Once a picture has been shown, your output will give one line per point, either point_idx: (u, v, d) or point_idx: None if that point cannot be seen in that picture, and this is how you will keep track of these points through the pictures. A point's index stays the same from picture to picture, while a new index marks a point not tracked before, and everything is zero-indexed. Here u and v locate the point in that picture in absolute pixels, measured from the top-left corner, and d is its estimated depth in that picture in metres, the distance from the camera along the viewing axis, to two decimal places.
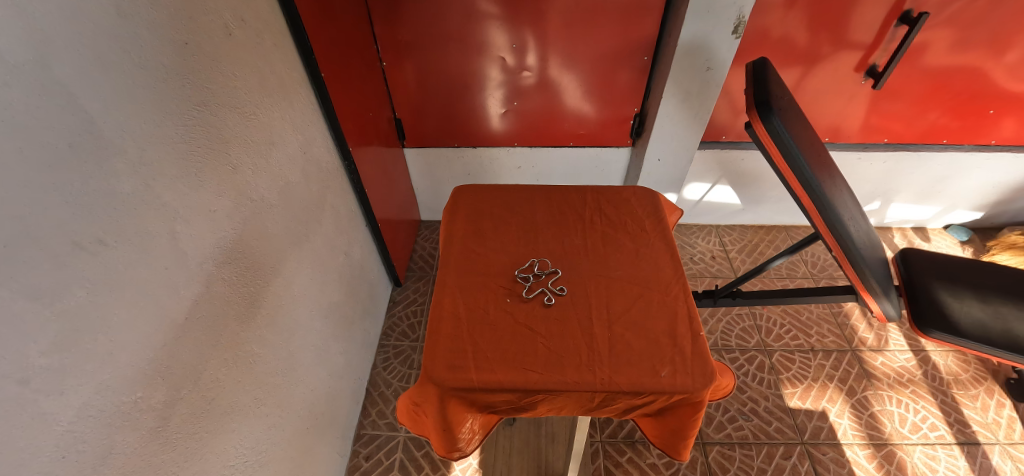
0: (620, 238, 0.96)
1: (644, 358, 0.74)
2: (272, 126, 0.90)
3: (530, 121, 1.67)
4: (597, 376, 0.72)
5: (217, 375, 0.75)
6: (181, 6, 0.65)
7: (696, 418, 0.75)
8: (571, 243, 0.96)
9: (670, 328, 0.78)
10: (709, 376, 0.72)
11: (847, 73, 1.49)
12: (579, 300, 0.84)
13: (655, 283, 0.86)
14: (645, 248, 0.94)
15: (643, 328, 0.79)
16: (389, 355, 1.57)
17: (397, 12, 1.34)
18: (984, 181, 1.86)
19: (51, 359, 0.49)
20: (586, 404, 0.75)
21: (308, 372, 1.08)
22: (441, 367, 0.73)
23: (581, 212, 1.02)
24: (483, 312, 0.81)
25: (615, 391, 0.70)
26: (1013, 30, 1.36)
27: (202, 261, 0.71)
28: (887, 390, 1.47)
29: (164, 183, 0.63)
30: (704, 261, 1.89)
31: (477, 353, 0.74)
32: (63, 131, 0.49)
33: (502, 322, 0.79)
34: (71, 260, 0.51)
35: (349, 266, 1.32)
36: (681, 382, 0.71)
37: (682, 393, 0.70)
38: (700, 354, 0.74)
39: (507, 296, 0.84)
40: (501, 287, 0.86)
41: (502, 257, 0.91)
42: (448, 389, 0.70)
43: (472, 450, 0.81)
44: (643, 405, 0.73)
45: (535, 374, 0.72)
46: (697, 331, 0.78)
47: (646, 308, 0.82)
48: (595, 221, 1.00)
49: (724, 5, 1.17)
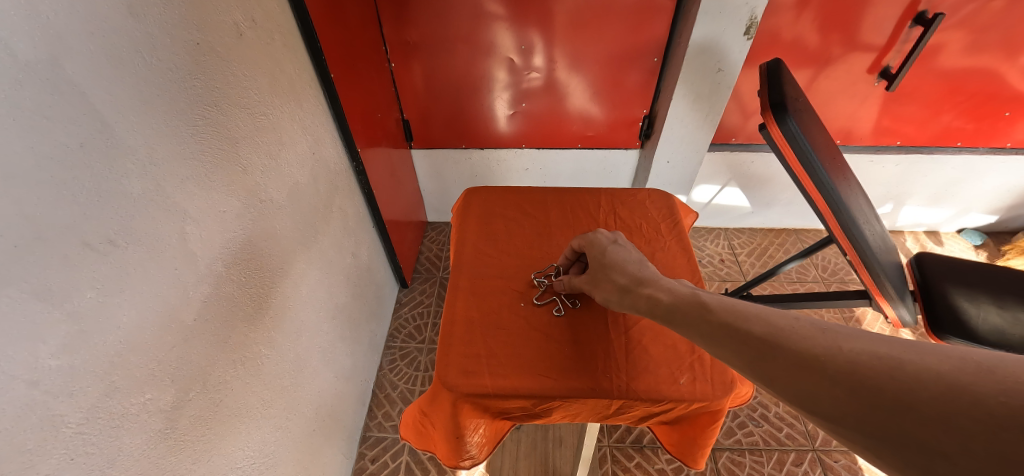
0: (635, 241, 0.95)
1: (661, 365, 0.73)
2: (282, 127, 0.90)
3: (538, 123, 1.66)
4: (613, 383, 0.71)
5: (225, 377, 0.74)
6: (192, 6, 0.65)
7: (714, 426, 0.74)
8: None
9: None
10: (729, 384, 0.70)
11: (860, 75, 1.47)
12: (594, 306, 0.82)
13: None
14: (660, 252, 0.93)
15: (660, 334, 0.77)
16: (396, 357, 1.57)
17: (406, 13, 1.33)
18: (998, 184, 1.83)
19: (61, 360, 0.49)
20: (601, 411, 0.74)
21: (316, 374, 1.07)
22: (454, 372, 0.72)
23: (595, 215, 1.01)
24: (497, 316, 0.80)
25: (633, 398, 0.69)
26: None
27: (212, 262, 0.71)
28: None
29: (174, 183, 0.63)
30: (713, 264, 1.87)
31: (491, 358, 0.74)
32: (75, 131, 0.49)
33: (517, 327, 0.79)
34: (82, 260, 0.50)
35: (356, 267, 1.32)
36: (700, 390, 0.69)
37: (701, 402, 0.69)
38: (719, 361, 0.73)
39: (521, 301, 0.83)
40: (516, 290, 0.85)
41: (516, 261, 0.91)
42: (461, 394, 0.69)
43: (486, 456, 0.81)
44: (662, 413, 0.71)
45: (550, 381, 0.71)
46: None
47: None
48: (610, 224, 0.99)
49: (735, 5, 1.16)
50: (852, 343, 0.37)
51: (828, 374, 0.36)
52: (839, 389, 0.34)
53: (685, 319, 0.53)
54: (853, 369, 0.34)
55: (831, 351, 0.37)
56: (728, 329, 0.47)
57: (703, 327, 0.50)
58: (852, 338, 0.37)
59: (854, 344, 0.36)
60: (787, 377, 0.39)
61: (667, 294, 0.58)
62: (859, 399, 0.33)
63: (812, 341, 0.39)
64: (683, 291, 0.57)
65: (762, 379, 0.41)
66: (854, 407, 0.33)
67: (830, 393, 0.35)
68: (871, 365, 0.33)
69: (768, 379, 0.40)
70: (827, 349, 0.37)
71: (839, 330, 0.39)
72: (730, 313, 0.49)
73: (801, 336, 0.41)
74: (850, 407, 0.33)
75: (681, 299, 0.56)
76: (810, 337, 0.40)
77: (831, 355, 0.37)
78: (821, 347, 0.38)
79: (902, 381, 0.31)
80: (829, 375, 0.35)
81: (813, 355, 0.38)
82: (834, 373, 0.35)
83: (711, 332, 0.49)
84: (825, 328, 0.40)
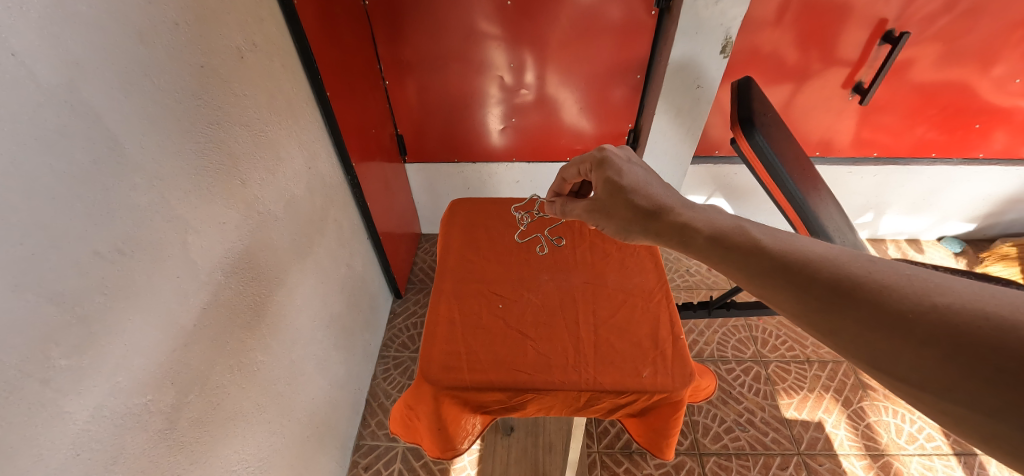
0: (607, 246, 1.00)
1: (627, 360, 0.77)
2: (279, 143, 0.94)
3: (528, 137, 1.71)
4: (582, 377, 0.75)
5: (222, 381, 0.77)
6: (197, 32, 0.70)
7: (677, 417, 0.78)
8: (561, 251, 0.99)
9: (653, 332, 0.81)
10: (689, 376, 0.74)
11: (834, 89, 1.54)
12: (567, 306, 0.87)
13: (637, 290, 0.90)
14: (630, 256, 0.97)
15: (627, 332, 0.81)
16: (389, 366, 1.59)
17: (400, 33, 1.40)
18: (973, 193, 1.90)
19: (71, 360, 0.52)
20: (573, 404, 0.77)
21: (309, 381, 1.09)
22: (435, 367, 0.75)
23: (571, 222, 1.06)
24: (476, 316, 0.84)
25: (600, 390, 0.73)
26: (1003, 44, 1.39)
27: (212, 270, 0.74)
28: (883, 401, 1.48)
29: (178, 196, 0.67)
30: (701, 273, 1.91)
31: (470, 355, 0.77)
32: (90, 148, 0.54)
33: (495, 325, 0.82)
34: (91, 268, 0.54)
35: (351, 277, 1.36)
36: (662, 382, 0.73)
37: (663, 393, 0.73)
38: (681, 356, 0.77)
39: (500, 302, 0.87)
40: (494, 292, 0.89)
41: (495, 265, 0.95)
42: (441, 387, 0.73)
43: (466, 448, 0.84)
44: (626, 405, 0.76)
45: (523, 375, 0.75)
46: (678, 335, 0.81)
47: (630, 313, 0.85)
48: (585, 231, 1.04)
49: (711, 26, 1.23)
50: (946, 294, 0.32)
51: (917, 334, 0.32)
52: (931, 354, 0.31)
53: (729, 251, 0.49)
54: (953, 331, 0.30)
55: (919, 305, 0.33)
56: (778, 264, 0.43)
57: (750, 260, 0.46)
58: (948, 289, 0.33)
59: (949, 297, 0.32)
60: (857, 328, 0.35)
61: (704, 225, 0.55)
62: (955, 367, 0.30)
63: (891, 287, 0.35)
64: (724, 222, 0.53)
65: (823, 332, 0.38)
66: (947, 374, 0.30)
67: (916, 356, 0.32)
68: (974, 326, 0.30)
69: (832, 332, 0.37)
70: (914, 302, 0.33)
71: (924, 275, 0.35)
72: (783, 248, 0.44)
73: (876, 279, 0.36)
74: (942, 374, 0.31)
75: (724, 231, 0.51)
76: (888, 282, 0.36)
77: (920, 309, 0.33)
78: (907, 296, 0.34)
79: (1010, 348, 0.28)
80: (916, 335, 0.32)
81: (898, 306, 0.34)
82: (924, 333, 0.32)
83: (757, 267, 0.45)
84: (907, 271, 0.36)
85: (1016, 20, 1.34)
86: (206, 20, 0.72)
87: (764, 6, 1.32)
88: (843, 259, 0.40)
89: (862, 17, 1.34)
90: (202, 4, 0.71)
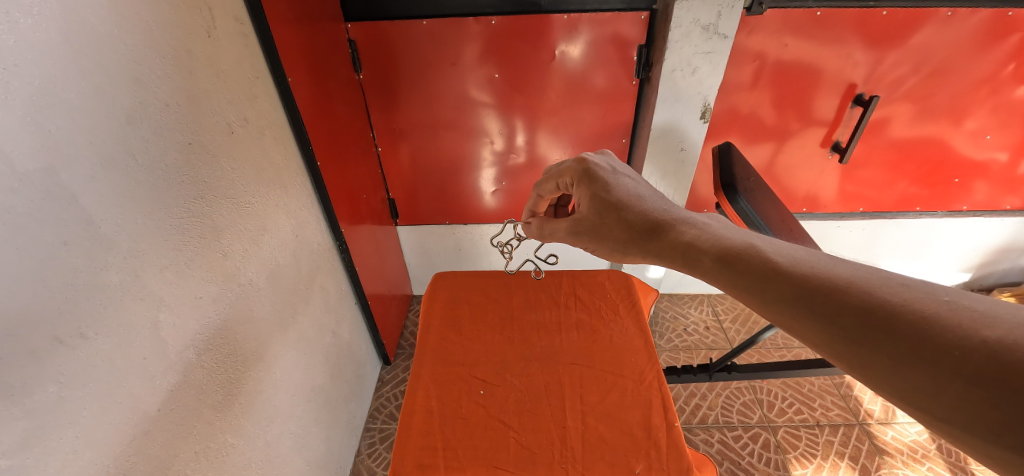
0: (592, 322, 1.01)
1: (614, 451, 0.76)
2: (266, 213, 0.94)
3: (519, 198, 1.73)
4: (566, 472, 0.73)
5: (186, 470, 0.71)
6: (188, 111, 0.72)
7: None
8: (544, 326, 1.00)
9: (643, 418, 0.81)
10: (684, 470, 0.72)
11: (814, 148, 1.58)
12: (551, 391, 0.86)
13: (625, 370, 0.90)
14: (616, 333, 0.98)
15: (616, 419, 0.81)
16: (375, 439, 1.50)
17: (393, 104, 1.46)
18: (963, 245, 1.92)
19: (12, 460, 0.48)
20: None
21: (284, 463, 1.01)
22: (409, 465, 0.74)
23: (556, 297, 1.08)
24: (453, 403, 0.84)
25: None
26: (973, 101, 1.45)
27: (184, 350, 0.71)
28: (902, 468, 1.39)
29: (153, 273, 0.65)
30: (699, 332, 1.86)
31: (446, 449, 0.76)
32: (61, 230, 0.53)
33: (473, 414, 0.82)
34: (48, 354, 0.52)
35: (336, 345, 1.31)
36: None
37: None
38: (674, 445, 0.75)
39: (479, 387, 0.87)
40: (474, 376, 0.89)
41: (475, 347, 0.95)
42: None
43: None
44: None
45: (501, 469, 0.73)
46: (671, 421, 0.79)
47: (618, 398, 0.84)
48: (570, 305, 1.05)
49: (689, 93, 1.29)
50: (996, 328, 0.32)
51: (967, 372, 0.32)
52: (979, 397, 0.31)
53: (744, 273, 0.48)
54: (1008, 369, 0.30)
55: (968, 340, 0.33)
56: (803, 291, 0.43)
57: (770, 286, 0.45)
58: (997, 322, 0.33)
59: (1000, 331, 0.32)
60: (897, 365, 0.35)
61: (709, 242, 0.55)
62: (1006, 409, 0.30)
63: (936, 318, 0.35)
64: (733, 242, 0.53)
65: (857, 365, 0.38)
66: (998, 416, 0.30)
67: (963, 395, 0.32)
68: None
69: (866, 365, 0.37)
70: (962, 337, 0.33)
71: (969, 304, 0.35)
72: (806, 272, 0.44)
73: (916, 310, 0.36)
74: (991, 416, 0.30)
75: (736, 253, 0.51)
76: (932, 313, 0.35)
77: (967, 345, 0.32)
78: (951, 329, 0.34)
79: None
80: (967, 374, 0.32)
81: (943, 342, 0.34)
82: (977, 373, 0.31)
83: (780, 291, 0.44)
84: (946, 297, 0.36)
85: (977, 81, 1.40)
86: (198, 99, 0.74)
87: (739, 73, 1.39)
88: (875, 284, 0.40)
89: (832, 82, 1.41)
90: (194, 86, 0.73)
